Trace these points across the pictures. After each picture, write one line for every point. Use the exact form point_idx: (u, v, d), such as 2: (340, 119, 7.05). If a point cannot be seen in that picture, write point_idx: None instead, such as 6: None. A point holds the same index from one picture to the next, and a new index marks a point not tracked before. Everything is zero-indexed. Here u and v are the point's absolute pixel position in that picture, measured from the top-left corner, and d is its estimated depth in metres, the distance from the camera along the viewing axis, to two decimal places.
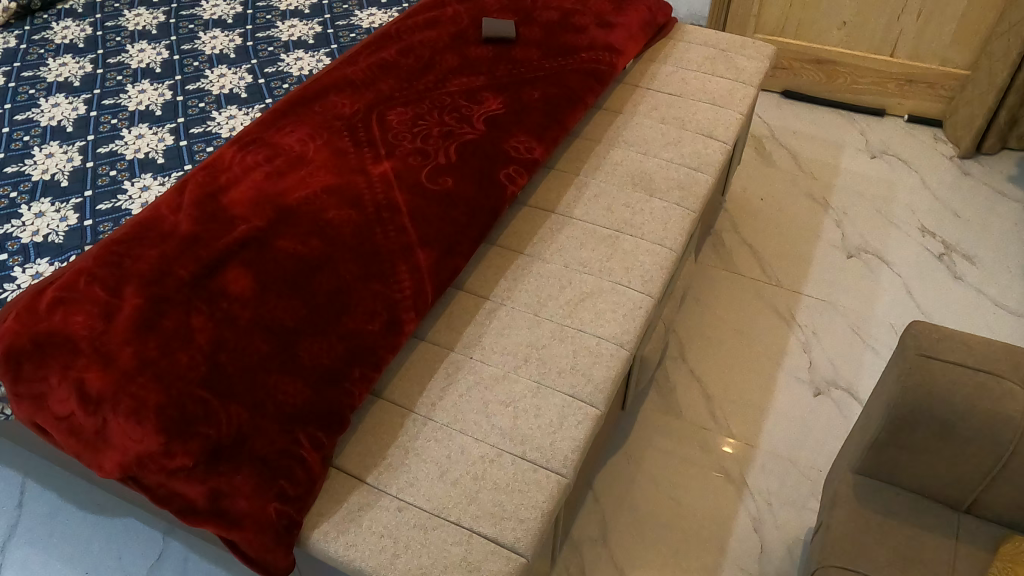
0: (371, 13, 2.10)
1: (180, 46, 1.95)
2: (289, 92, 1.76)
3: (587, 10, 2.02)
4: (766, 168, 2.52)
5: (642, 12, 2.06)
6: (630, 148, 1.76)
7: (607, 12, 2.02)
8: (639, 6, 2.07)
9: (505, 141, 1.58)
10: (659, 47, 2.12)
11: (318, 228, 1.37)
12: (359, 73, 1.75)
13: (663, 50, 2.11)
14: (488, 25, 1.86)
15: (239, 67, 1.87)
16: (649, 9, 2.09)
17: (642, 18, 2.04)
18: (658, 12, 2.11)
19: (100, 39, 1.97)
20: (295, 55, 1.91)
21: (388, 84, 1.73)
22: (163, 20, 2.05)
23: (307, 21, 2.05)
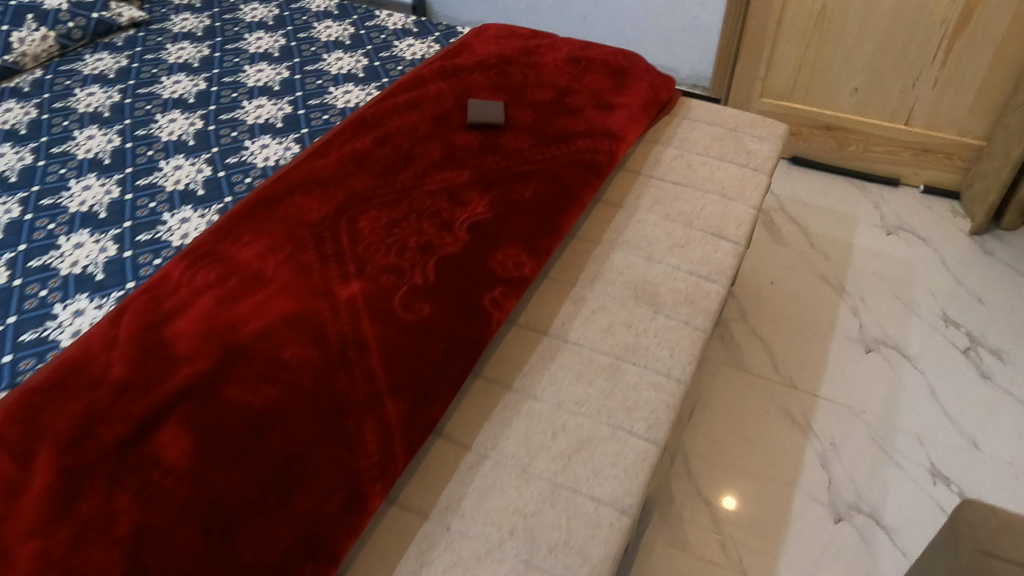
0: (347, 89, 1.90)
1: (134, 131, 1.78)
2: (251, 190, 1.58)
3: (584, 88, 1.84)
4: (776, 247, 2.35)
5: (644, 88, 1.87)
6: (632, 252, 1.57)
7: (605, 91, 1.84)
8: (641, 82, 1.89)
9: (490, 254, 1.39)
10: (662, 126, 1.93)
11: (273, 372, 1.18)
12: (329, 167, 1.57)
13: (665, 129, 1.92)
14: (474, 108, 1.70)
15: (197, 156, 1.70)
16: (652, 84, 1.90)
17: (644, 96, 1.85)
18: (662, 86, 1.92)
19: (45, 124, 1.80)
20: (260, 141, 1.74)
21: (359, 179, 1.55)
22: (117, 100, 1.89)
23: (277, 100, 1.87)
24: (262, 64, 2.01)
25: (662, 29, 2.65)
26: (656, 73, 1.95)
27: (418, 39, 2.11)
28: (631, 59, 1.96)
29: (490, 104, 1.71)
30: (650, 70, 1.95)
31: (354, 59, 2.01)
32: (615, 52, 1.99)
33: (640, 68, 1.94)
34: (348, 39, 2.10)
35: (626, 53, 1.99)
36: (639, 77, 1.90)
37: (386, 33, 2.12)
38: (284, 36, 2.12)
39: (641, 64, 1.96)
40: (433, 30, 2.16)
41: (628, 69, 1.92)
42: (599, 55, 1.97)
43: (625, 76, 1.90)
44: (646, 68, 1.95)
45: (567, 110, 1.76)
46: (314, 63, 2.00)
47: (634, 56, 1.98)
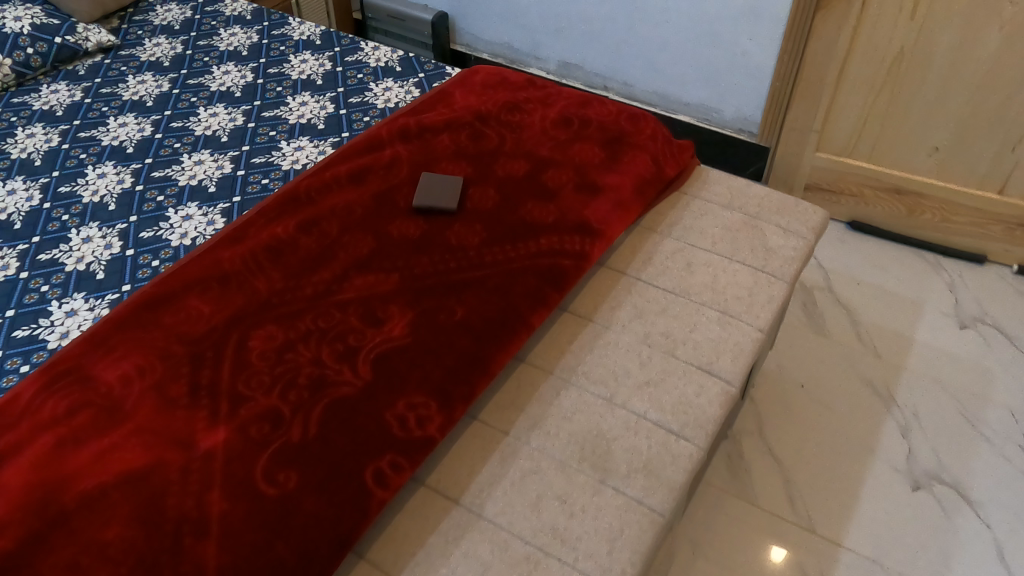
0: (299, 145, 1.62)
1: (58, 187, 1.58)
2: (150, 281, 1.35)
3: (568, 160, 1.50)
4: (818, 340, 1.97)
5: (644, 163, 1.53)
6: (590, 389, 1.26)
7: (592, 166, 1.50)
8: (642, 155, 1.55)
9: (388, 403, 1.11)
10: (667, 206, 1.59)
11: (84, 561, 0.95)
12: (235, 262, 1.31)
13: (669, 212, 1.58)
14: (426, 186, 1.41)
15: (111, 227, 1.48)
16: (657, 156, 1.56)
17: (642, 173, 1.51)
18: (670, 159, 1.57)
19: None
20: (183, 208, 1.50)
21: (265, 278, 1.29)
22: (53, 147, 1.67)
23: (219, 155, 1.61)
24: (218, 107, 1.75)
25: (705, 65, 2.29)
26: (667, 142, 1.61)
27: (396, 80, 1.80)
28: (637, 120, 1.62)
29: (446, 181, 1.42)
30: (660, 134, 1.61)
31: (318, 104, 1.73)
32: (619, 110, 1.64)
33: (647, 133, 1.60)
34: (320, 78, 1.81)
35: (633, 111, 1.64)
36: (641, 147, 1.56)
37: (364, 72, 1.82)
38: (253, 71, 1.86)
39: (649, 127, 1.61)
40: (419, 66, 1.84)
41: (631, 135, 1.58)
42: (599, 113, 1.63)
43: (622, 145, 1.56)
44: (655, 133, 1.60)
45: (541, 189, 1.43)
46: (273, 108, 1.73)
47: (643, 114, 1.63)
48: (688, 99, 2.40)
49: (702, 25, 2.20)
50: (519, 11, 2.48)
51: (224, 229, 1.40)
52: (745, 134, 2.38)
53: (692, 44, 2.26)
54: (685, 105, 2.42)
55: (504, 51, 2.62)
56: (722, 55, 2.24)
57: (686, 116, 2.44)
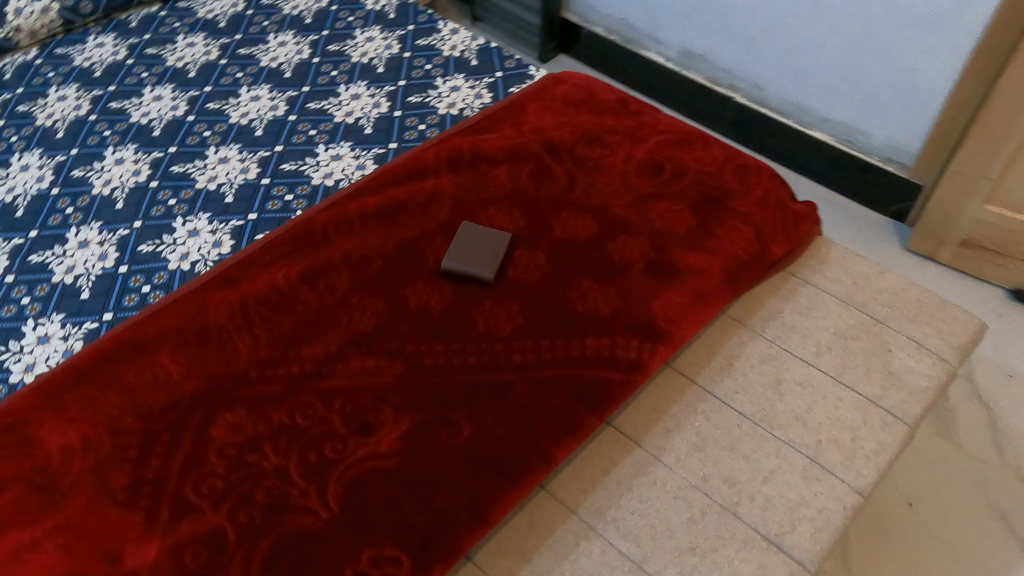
0: (337, 152, 1.37)
1: (71, 170, 1.42)
2: (133, 315, 1.16)
3: (646, 226, 1.18)
4: (938, 444, 1.61)
5: (747, 237, 1.19)
6: (619, 545, 0.99)
7: (675, 237, 1.17)
8: (745, 226, 1.20)
9: (351, 554, 0.89)
10: (769, 292, 1.27)
11: None
12: (219, 316, 1.10)
13: (771, 301, 1.26)
14: (460, 243, 1.14)
15: (113, 231, 1.30)
16: (762, 228, 1.21)
17: (739, 253, 1.17)
18: (782, 233, 1.22)
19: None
20: (192, 218, 1.29)
21: (246, 340, 1.08)
22: (78, 117, 1.52)
23: (248, 154, 1.39)
24: (262, 88, 1.53)
25: (857, 75, 1.84)
26: (783, 211, 1.25)
27: (468, 76, 1.50)
28: (746, 173, 1.27)
29: (487, 237, 1.14)
30: (775, 197, 1.26)
31: (372, 99, 1.47)
32: (727, 156, 1.29)
33: (757, 194, 1.25)
34: (382, 65, 1.55)
35: (745, 159, 1.30)
36: (745, 215, 1.21)
37: (433, 62, 1.54)
38: (311, 46, 1.62)
39: (764, 183, 1.27)
40: (499, 62, 1.53)
41: (735, 194, 1.24)
42: (701, 157, 1.29)
43: (722, 209, 1.21)
44: (769, 194, 1.26)
45: (604, 264, 1.13)
46: (321, 98, 1.49)
47: (758, 167, 1.29)
48: (829, 114, 1.97)
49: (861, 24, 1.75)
50: None
51: (223, 262, 1.19)
52: (893, 165, 1.94)
53: (844, 49, 1.82)
54: (824, 121, 2.00)
55: (621, 28, 2.26)
56: (879, 65, 1.78)
57: (824, 133, 2.02)
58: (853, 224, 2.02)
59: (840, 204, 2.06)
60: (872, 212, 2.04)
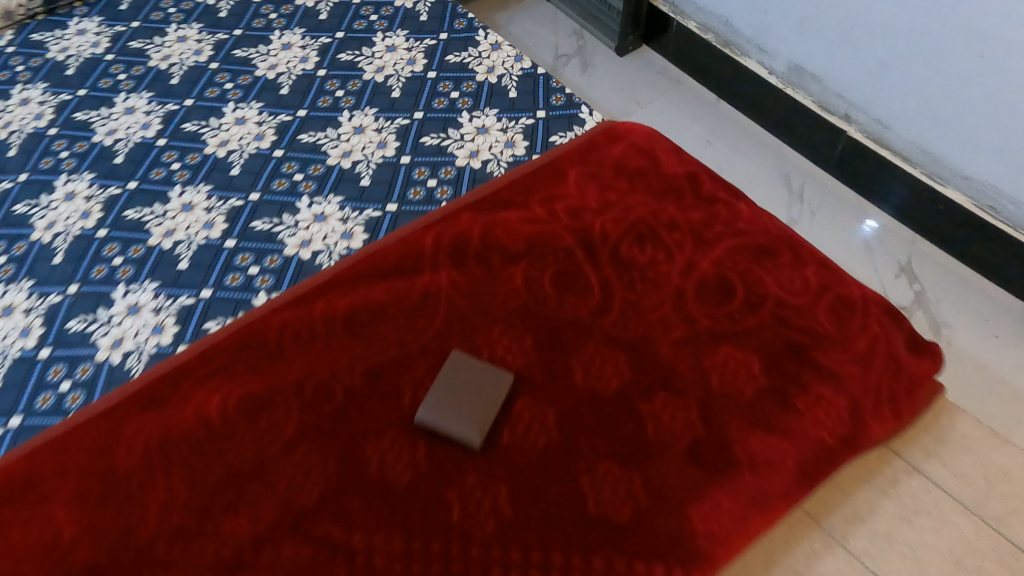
0: (323, 209, 1.10)
1: (14, 205, 1.13)
2: (39, 430, 0.89)
3: (698, 381, 0.91)
4: None
5: (839, 414, 0.89)
6: None
7: (737, 403, 0.89)
8: (838, 398, 0.90)
9: None
10: (868, 476, 0.95)
11: None
12: (132, 457, 0.86)
13: (866, 492, 0.94)
14: (443, 392, 0.86)
15: (43, 295, 1.02)
16: (860, 397, 0.91)
17: (824, 439, 0.88)
18: (889, 406, 0.91)
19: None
20: (136, 288, 1.03)
21: (159, 495, 0.84)
22: (35, 129, 1.22)
23: (216, 200, 1.13)
24: (251, 107, 1.25)
25: (1018, 122, 1.27)
26: (897, 372, 0.93)
27: (502, 112, 1.19)
28: (847, 316, 0.96)
29: (480, 382, 0.87)
30: (884, 348, 0.94)
31: (378, 136, 1.18)
32: (822, 284, 0.99)
33: (860, 347, 0.94)
34: (399, 87, 1.26)
35: (849, 289, 0.98)
36: (839, 379, 0.91)
37: (462, 88, 1.24)
38: (319, 52, 1.33)
39: (873, 327, 0.95)
40: (543, 97, 1.21)
41: (829, 343, 0.94)
42: (785, 280, 0.99)
43: (806, 361, 0.92)
44: (877, 345, 0.94)
45: (634, 443, 0.86)
46: (315, 130, 1.21)
47: (859, 302, 0.97)
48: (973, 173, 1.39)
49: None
50: None
51: (152, 369, 0.95)
52: None
53: (995, 85, 1.26)
54: (963, 179, 1.42)
55: (717, 25, 1.76)
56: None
57: (956, 192, 1.45)
58: (982, 308, 1.43)
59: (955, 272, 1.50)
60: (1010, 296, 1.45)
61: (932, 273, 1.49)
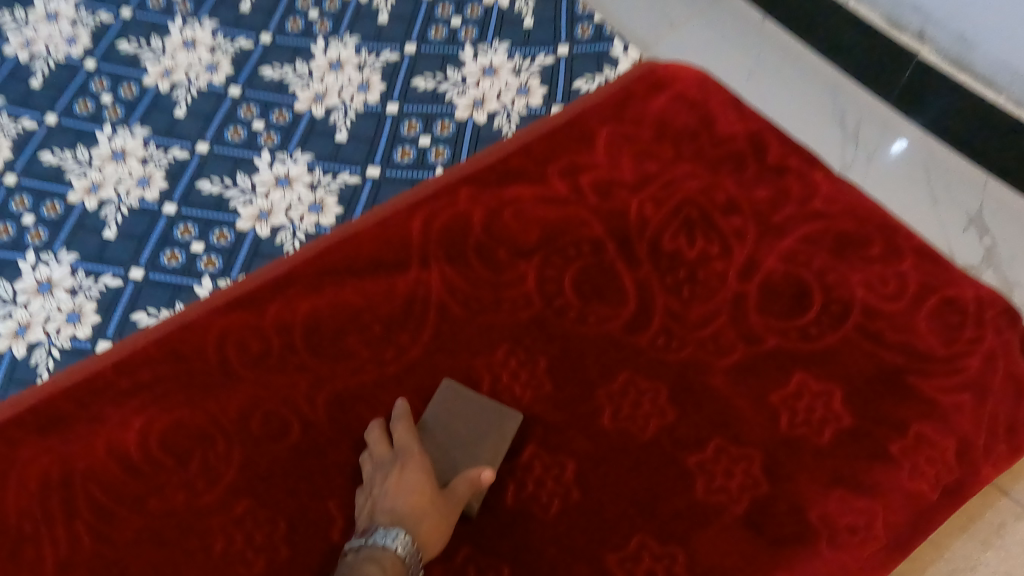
0: (287, 171, 0.88)
1: None
2: None
3: (761, 421, 0.71)
4: None
5: (943, 457, 0.69)
6: None
7: (812, 452, 0.69)
8: (944, 438, 0.70)
9: None
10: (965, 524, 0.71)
11: None
12: (21, 496, 0.69)
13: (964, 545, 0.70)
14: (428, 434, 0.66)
15: None
16: (973, 436, 0.70)
17: (924, 493, 0.68)
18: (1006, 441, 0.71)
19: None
20: (49, 259, 0.84)
21: (55, 549, 0.67)
22: None
23: (151, 148, 0.92)
24: (203, 28, 1.01)
25: None
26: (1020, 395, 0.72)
27: (515, 47, 0.95)
28: (955, 327, 0.75)
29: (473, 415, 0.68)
30: (1002, 364, 0.73)
31: (359, 76, 0.95)
32: (924, 282, 0.77)
33: (974, 368, 0.73)
34: (387, 9, 1.01)
35: (959, 289, 0.77)
36: (946, 415, 0.71)
37: (465, 13, 0.99)
38: None
39: (989, 339, 0.74)
40: (566, 28, 0.96)
41: (935, 367, 0.73)
42: (876, 278, 0.77)
43: (900, 391, 0.72)
44: (995, 363, 0.73)
45: (678, 509, 0.67)
46: (281, 62, 0.97)
47: (972, 306, 0.76)
48: None
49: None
50: None
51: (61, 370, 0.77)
52: None
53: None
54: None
55: None
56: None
57: None
58: None
59: None
60: None
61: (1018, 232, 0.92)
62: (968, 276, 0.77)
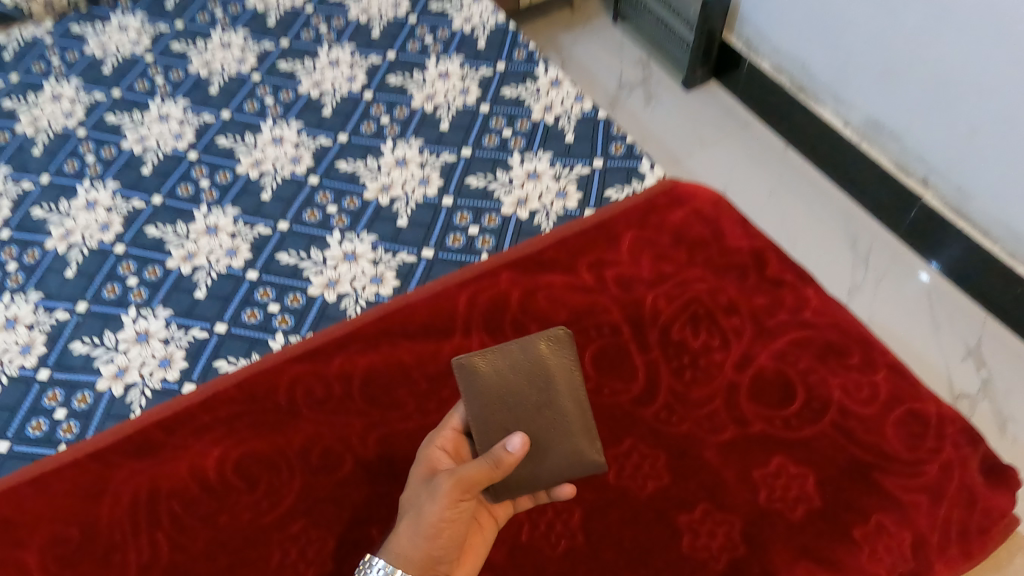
0: (353, 248, 1.03)
1: (31, 210, 1.13)
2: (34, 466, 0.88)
3: (744, 494, 0.81)
4: None
5: (901, 547, 0.78)
6: None
7: (784, 526, 0.79)
8: (901, 530, 0.79)
9: None
10: None
11: None
12: (115, 507, 0.83)
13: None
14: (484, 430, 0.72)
15: (50, 311, 1.02)
16: (927, 534, 0.79)
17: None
18: (957, 546, 0.79)
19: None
20: (148, 314, 1.00)
21: (139, 555, 0.80)
22: (64, 129, 1.22)
23: (243, 224, 1.08)
24: (290, 126, 1.19)
25: None
26: (969, 506, 0.82)
27: (557, 157, 1.10)
28: (919, 435, 0.84)
29: (546, 396, 0.73)
30: (957, 475, 0.82)
31: (421, 171, 1.11)
32: (893, 393, 0.87)
33: (932, 473, 0.82)
34: (448, 119, 1.18)
35: (923, 403, 0.87)
36: (904, 509, 0.80)
37: (516, 126, 1.15)
38: (368, 72, 1.26)
39: (947, 451, 0.83)
40: (601, 146, 1.11)
41: (898, 468, 0.82)
42: (851, 384, 0.88)
43: (868, 485, 0.81)
44: (951, 473, 0.82)
45: (666, 560, 0.77)
46: (356, 157, 1.14)
47: (933, 420, 0.85)
48: None
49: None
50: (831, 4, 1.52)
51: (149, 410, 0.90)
52: None
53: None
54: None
55: (792, 68, 1.70)
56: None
57: None
58: None
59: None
60: None
61: (1002, 362, 1.41)
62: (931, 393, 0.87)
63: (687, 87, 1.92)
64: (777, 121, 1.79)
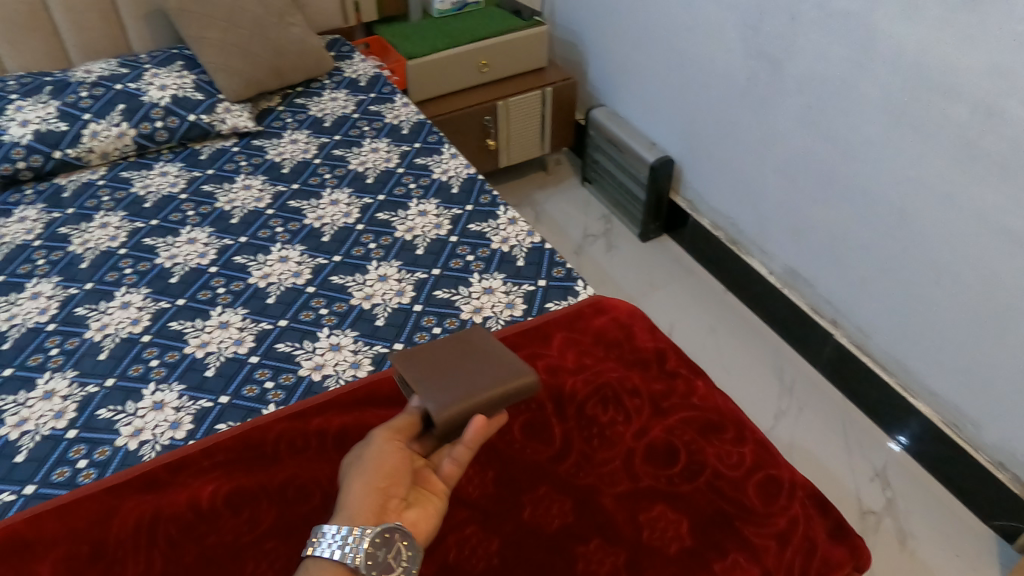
0: (339, 340, 1.28)
1: (74, 310, 1.35)
2: (57, 502, 1.04)
3: (630, 531, 0.99)
4: None
5: None
6: None
7: (660, 558, 0.96)
8: (752, 566, 0.96)
9: None
10: None
11: None
12: (122, 528, 1.00)
13: None
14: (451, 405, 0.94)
15: (82, 386, 1.21)
16: (773, 570, 0.97)
17: None
18: None
19: (20, 259, 1.45)
20: (164, 388, 1.21)
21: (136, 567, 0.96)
22: (109, 249, 1.48)
23: (249, 321, 1.32)
24: (295, 249, 1.47)
25: (957, 352, 1.47)
26: (809, 553, 0.99)
27: (508, 278, 1.37)
28: (774, 494, 1.04)
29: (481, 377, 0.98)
30: (802, 528, 1.01)
31: (398, 285, 1.37)
32: (758, 461, 1.08)
33: (781, 524, 1.01)
34: (423, 246, 1.45)
35: (779, 470, 1.08)
36: (756, 551, 0.98)
37: (478, 253, 1.43)
38: (362, 210, 1.55)
39: (794, 509, 1.03)
40: (547, 269, 1.40)
41: (756, 519, 1.01)
42: (724, 453, 1.09)
43: (733, 531, 0.99)
44: (796, 525, 1.01)
45: None
46: (348, 272, 1.41)
47: (786, 484, 1.06)
48: (935, 387, 1.55)
49: (993, 232, 1.32)
50: (749, 180, 1.86)
51: (159, 458, 1.10)
52: (1005, 474, 1.47)
53: (959, 309, 1.43)
54: (931, 395, 1.57)
55: (725, 223, 2.01)
56: (1008, 324, 1.35)
57: (924, 404, 1.59)
58: (953, 530, 1.53)
59: (927, 491, 1.59)
60: (973, 519, 1.54)
61: (903, 485, 1.60)
62: (786, 466, 1.08)
63: (642, 238, 2.23)
64: (713, 267, 2.10)
